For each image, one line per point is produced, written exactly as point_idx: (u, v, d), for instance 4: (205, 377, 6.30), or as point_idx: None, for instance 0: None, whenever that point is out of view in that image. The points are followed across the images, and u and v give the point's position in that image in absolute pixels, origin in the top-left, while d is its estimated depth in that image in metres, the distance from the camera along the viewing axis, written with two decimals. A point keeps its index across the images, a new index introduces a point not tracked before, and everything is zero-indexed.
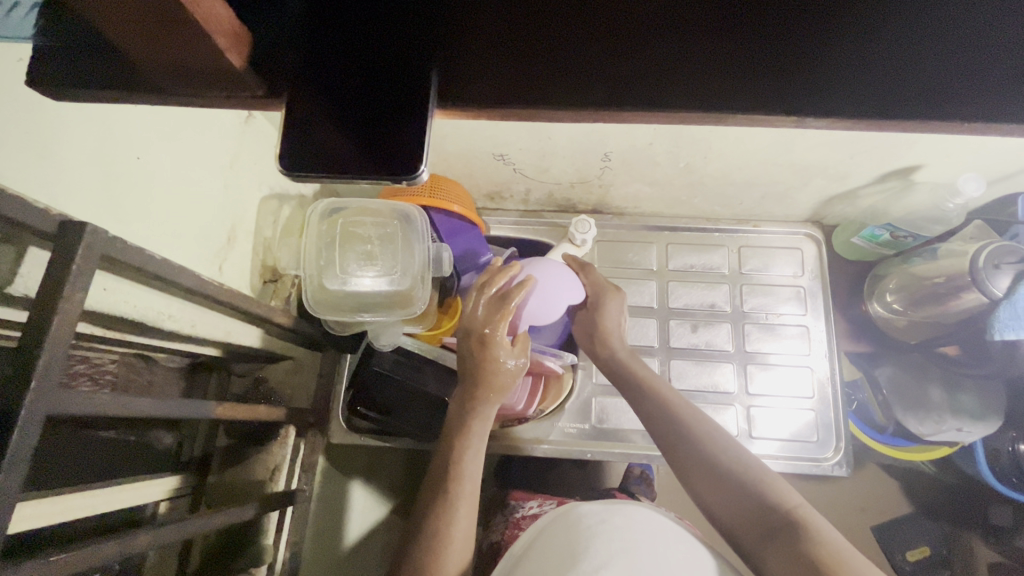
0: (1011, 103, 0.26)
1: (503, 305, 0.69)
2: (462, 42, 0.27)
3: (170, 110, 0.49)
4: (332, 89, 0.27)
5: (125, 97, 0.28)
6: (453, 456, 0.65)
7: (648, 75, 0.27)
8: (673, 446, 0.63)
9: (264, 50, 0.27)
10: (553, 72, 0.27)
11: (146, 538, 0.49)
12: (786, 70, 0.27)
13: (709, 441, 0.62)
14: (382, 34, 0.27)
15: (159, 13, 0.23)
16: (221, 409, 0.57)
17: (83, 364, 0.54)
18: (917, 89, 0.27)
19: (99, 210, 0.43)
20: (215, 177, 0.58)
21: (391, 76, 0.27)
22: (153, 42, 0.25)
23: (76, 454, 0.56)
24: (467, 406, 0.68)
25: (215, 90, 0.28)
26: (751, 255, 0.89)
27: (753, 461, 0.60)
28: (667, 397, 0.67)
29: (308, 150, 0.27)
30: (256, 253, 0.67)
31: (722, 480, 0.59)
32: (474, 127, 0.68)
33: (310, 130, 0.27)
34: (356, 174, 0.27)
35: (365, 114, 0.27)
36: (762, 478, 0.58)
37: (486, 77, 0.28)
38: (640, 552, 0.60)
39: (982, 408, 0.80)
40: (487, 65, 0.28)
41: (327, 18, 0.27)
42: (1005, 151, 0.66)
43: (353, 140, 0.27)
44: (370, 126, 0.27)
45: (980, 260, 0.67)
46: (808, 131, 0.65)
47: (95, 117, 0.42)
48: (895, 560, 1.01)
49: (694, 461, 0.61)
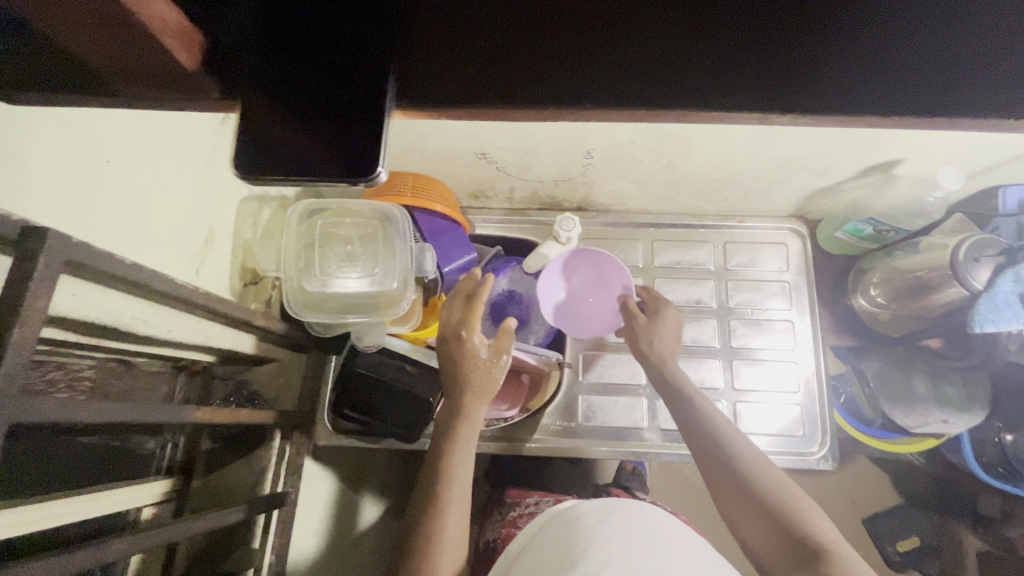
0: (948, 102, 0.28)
1: (474, 305, 0.70)
2: (418, 35, 0.27)
3: (140, 112, 0.49)
4: (286, 90, 0.27)
5: (84, 99, 0.28)
6: (443, 458, 0.65)
7: (612, 73, 0.28)
8: (709, 468, 0.61)
9: (218, 53, 0.27)
10: (516, 66, 0.28)
11: (127, 544, 0.48)
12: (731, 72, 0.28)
13: (746, 464, 0.59)
14: (338, 33, 0.27)
15: (106, 21, 0.23)
16: (201, 413, 0.56)
17: (58, 371, 0.53)
18: (865, 83, 0.28)
19: (67, 216, 0.42)
20: (191, 179, 0.57)
21: (341, 72, 0.27)
22: (104, 48, 0.25)
23: (56, 462, 0.55)
24: (455, 409, 0.67)
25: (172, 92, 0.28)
26: (736, 251, 0.90)
27: (790, 487, 0.58)
28: (708, 415, 0.64)
29: (269, 153, 0.27)
30: (235, 256, 0.66)
31: (756, 508, 0.57)
32: (454, 126, 0.67)
33: (262, 128, 0.28)
34: (330, 176, 0.27)
35: (326, 111, 0.27)
36: (797, 508, 0.55)
37: (440, 71, 0.28)
38: (640, 551, 0.59)
39: (966, 399, 0.82)
40: (442, 58, 0.28)
41: (280, 17, 0.27)
42: (984, 145, 0.66)
43: (315, 140, 0.27)
44: (326, 123, 0.27)
45: (960, 253, 0.67)
46: (787, 128, 0.65)
47: (61, 120, 0.41)
48: (886, 551, 1.02)
49: (728, 484, 0.59)
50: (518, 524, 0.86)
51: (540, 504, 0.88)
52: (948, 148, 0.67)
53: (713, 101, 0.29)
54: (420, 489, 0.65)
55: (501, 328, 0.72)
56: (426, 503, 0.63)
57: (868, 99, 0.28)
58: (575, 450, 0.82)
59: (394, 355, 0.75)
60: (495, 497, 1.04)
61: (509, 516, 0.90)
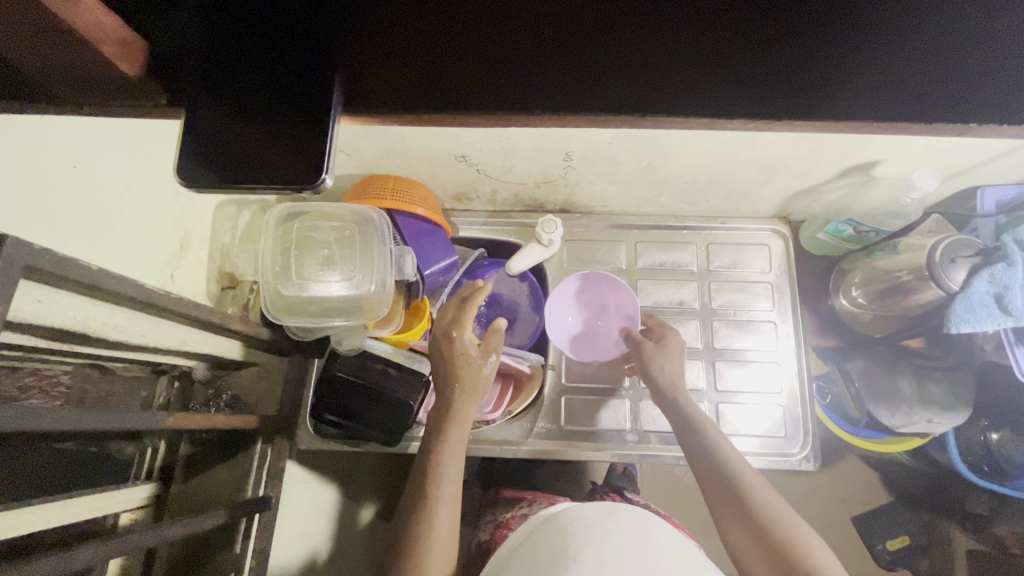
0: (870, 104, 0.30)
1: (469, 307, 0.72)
2: (377, 49, 0.30)
3: (112, 118, 0.49)
4: (227, 94, 0.30)
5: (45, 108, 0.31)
6: (432, 459, 0.65)
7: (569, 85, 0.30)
8: (715, 494, 0.62)
9: (162, 56, 0.29)
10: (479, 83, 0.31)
11: (100, 550, 0.48)
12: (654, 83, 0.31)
13: (753, 492, 0.60)
14: (300, 44, 0.30)
15: (36, 26, 0.24)
16: (176, 419, 0.55)
17: (32, 377, 0.53)
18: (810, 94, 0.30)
19: (32, 222, 0.42)
20: (165, 184, 0.57)
21: (290, 79, 0.30)
22: (46, 57, 0.27)
23: (30, 469, 0.55)
24: (445, 410, 0.67)
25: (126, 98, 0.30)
26: (720, 252, 0.90)
27: (796, 521, 0.58)
28: (715, 441, 0.64)
29: (232, 159, 0.31)
30: (212, 260, 0.66)
31: (760, 538, 0.57)
32: (431, 128, 0.67)
33: (202, 127, 0.31)
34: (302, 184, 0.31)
35: (286, 112, 0.30)
36: (801, 542, 0.55)
37: (390, 77, 0.31)
38: (630, 554, 0.59)
39: (952, 398, 0.81)
40: (394, 66, 0.30)
41: (224, 21, 0.30)
42: (961, 147, 0.66)
43: (280, 143, 0.31)
44: (273, 118, 0.31)
45: (937, 253, 0.67)
46: (764, 130, 0.65)
47: (22, 126, 0.40)
48: (876, 550, 1.02)
49: (733, 511, 0.60)
50: (509, 526, 0.85)
51: (532, 506, 0.88)
52: (925, 150, 0.67)
53: None
54: (407, 491, 0.65)
55: (491, 327, 0.73)
56: (412, 505, 0.63)
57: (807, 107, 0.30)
58: (559, 452, 0.82)
59: (376, 359, 0.75)
60: (485, 500, 1.04)
61: (499, 519, 0.90)
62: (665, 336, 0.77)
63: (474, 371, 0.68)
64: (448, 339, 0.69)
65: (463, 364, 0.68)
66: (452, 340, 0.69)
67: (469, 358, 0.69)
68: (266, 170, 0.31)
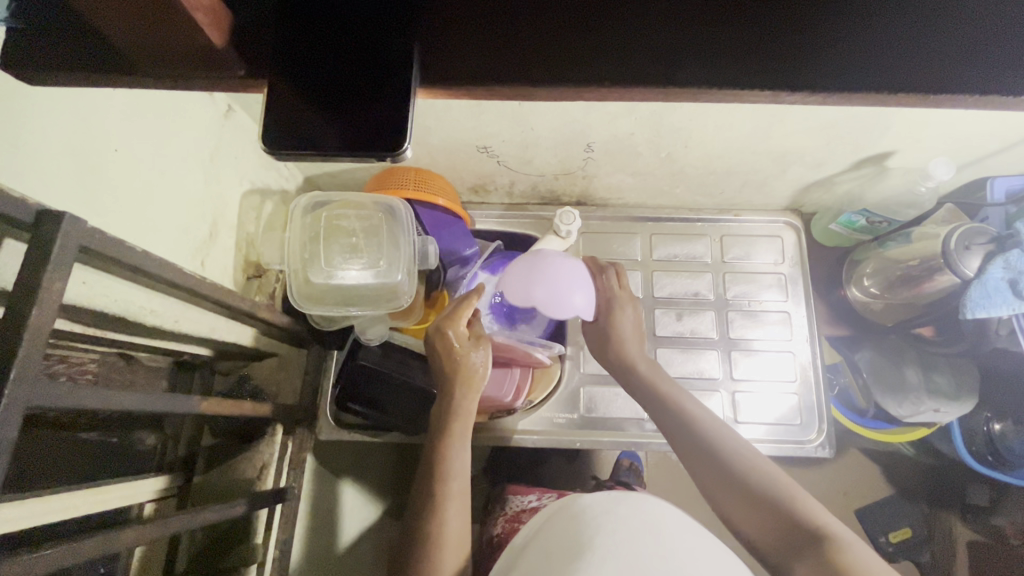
0: (895, 76, 0.27)
1: (461, 306, 0.71)
2: (435, 12, 0.27)
3: (147, 99, 0.49)
4: (301, 73, 0.27)
5: (121, 82, 0.28)
6: (437, 454, 0.65)
7: (607, 41, 0.28)
8: (703, 471, 0.61)
9: (245, 32, 0.27)
10: (546, 43, 0.28)
11: (133, 535, 0.47)
12: (694, 56, 0.28)
13: (735, 461, 0.60)
14: (348, 27, 0.27)
15: (148, 8, 0.23)
16: (206, 404, 0.54)
17: (61, 364, 0.53)
18: (886, 69, 0.27)
19: (75, 203, 0.42)
20: (195, 170, 0.57)
21: (361, 71, 0.27)
22: (133, 30, 0.25)
23: (55, 457, 0.54)
24: (447, 405, 0.67)
25: (206, 71, 0.28)
26: (733, 244, 0.91)
27: (783, 479, 0.57)
28: (694, 418, 0.64)
29: (290, 129, 0.27)
30: (239, 248, 0.67)
31: (752, 503, 0.56)
32: (457, 117, 0.68)
33: (283, 110, 0.27)
34: (338, 154, 0.27)
35: (349, 94, 0.27)
36: (790, 496, 0.55)
37: (459, 41, 0.28)
38: (646, 542, 0.58)
39: (956, 387, 0.83)
40: (459, 27, 0.28)
41: (303, 12, 0.27)
42: (973, 135, 0.68)
43: (338, 121, 0.27)
44: (344, 102, 0.27)
45: (951, 241, 0.70)
46: (784, 119, 0.66)
47: (70, 108, 0.41)
48: (879, 542, 1.03)
49: (723, 485, 0.59)
50: (520, 519, 0.85)
51: (543, 499, 0.88)
52: (939, 140, 0.69)
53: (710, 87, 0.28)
54: (418, 482, 0.65)
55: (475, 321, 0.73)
56: (426, 496, 0.63)
57: (869, 66, 0.27)
58: (577, 441, 0.83)
59: (397, 348, 0.76)
60: (492, 493, 1.04)
61: (509, 512, 0.90)
62: (613, 298, 0.76)
63: (470, 363, 0.68)
64: (441, 335, 0.69)
65: (459, 357, 0.68)
66: (445, 335, 0.69)
67: (464, 352, 0.69)
68: (340, 137, 0.27)
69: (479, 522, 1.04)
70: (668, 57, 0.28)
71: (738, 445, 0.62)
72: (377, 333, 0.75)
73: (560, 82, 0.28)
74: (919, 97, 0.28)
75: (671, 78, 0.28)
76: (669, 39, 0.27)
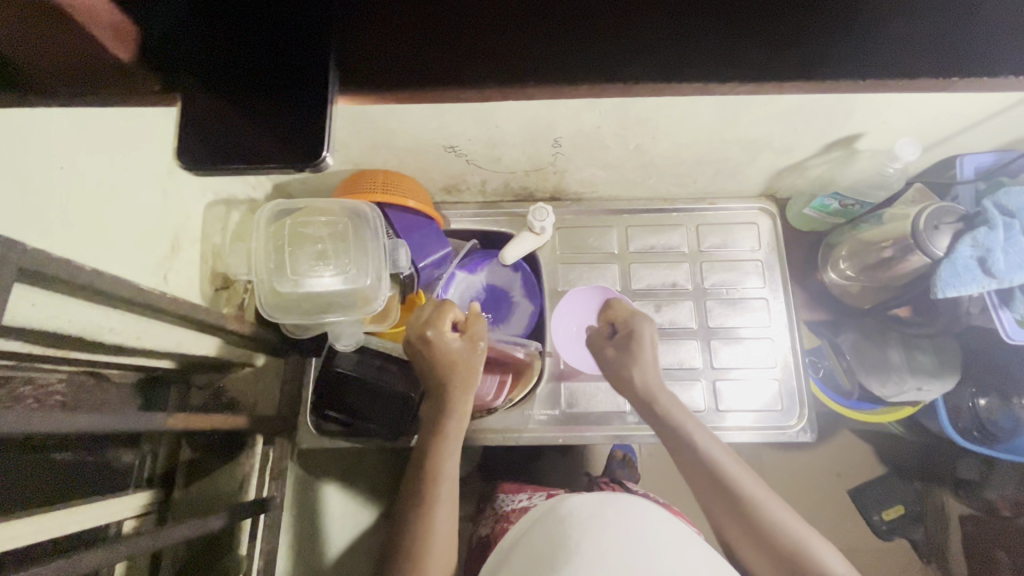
0: (832, 60, 0.28)
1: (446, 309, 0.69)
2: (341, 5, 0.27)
3: (94, 115, 0.48)
4: (221, 84, 0.28)
5: (41, 101, 0.28)
6: (429, 456, 0.65)
7: (537, 38, 0.27)
8: (708, 497, 0.62)
9: (158, 46, 0.26)
10: (472, 33, 0.27)
11: (105, 554, 0.46)
12: (631, 51, 0.28)
13: (748, 499, 0.59)
14: (263, 41, 0.27)
15: (39, 23, 0.22)
16: (174, 420, 0.54)
17: (25, 387, 0.52)
18: (829, 53, 0.27)
19: (20, 226, 0.41)
20: (152, 184, 0.56)
21: (283, 74, 0.28)
22: (34, 50, 0.24)
23: (26, 478, 0.54)
24: (440, 408, 0.66)
25: (126, 88, 0.27)
26: (709, 232, 0.91)
27: (793, 520, 0.58)
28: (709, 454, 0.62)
29: (210, 145, 0.28)
30: (203, 260, 0.66)
31: (759, 544, 0.58)
32: (420, 118, 0.67)
33: (203, 127, 0.28)
34: (259, 162, 0.28)
35: (271, 109, 0.28)
36: (800, 542, 0.56)
37: (377, 33, 0.27)
38: (627, 545, 0.58)
39: (938, 365, 0.84)
40: (374, 21, 0.27)
41: (218, 19, 0.27)
42: (938, 114, 0.68)
43: (257, 137, 0.28)
44: (264, 118, 0.28)
45: (921, 221, 0.69)
46: (749, 107, 0.66)
47: (7, 126, 0.39)
48: (872, 520, 1.03)
49: (732, 519, 0.60)
50: (508, 519, 0.84)
51: (532, 498, 0.86)
52: (905, 120, 0.69)
53: (663, 79, 0.28)
54: (404, 486, 0.65)
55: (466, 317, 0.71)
56: (409, 502, 0.63)
57: (812, 49, 0.27)
58: (559, 437, 0.83)
59: (371, 353, 0.78)
60: (485, 493, 1.03)
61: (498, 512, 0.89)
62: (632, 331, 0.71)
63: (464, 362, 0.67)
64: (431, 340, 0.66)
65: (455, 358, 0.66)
66: (436, 340, 0.66)
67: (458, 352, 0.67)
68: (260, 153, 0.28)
69: (472, 522, 1.04)
70: (613, 58, 0.28)
71: (751, 480, 0.61)
72: (351, 336, 0.74)
73: (481, 82, 0.28)
74: (861, 82, 0.28)
75: (626, 70, 0.28)
76: (612, 31, 0.27)
